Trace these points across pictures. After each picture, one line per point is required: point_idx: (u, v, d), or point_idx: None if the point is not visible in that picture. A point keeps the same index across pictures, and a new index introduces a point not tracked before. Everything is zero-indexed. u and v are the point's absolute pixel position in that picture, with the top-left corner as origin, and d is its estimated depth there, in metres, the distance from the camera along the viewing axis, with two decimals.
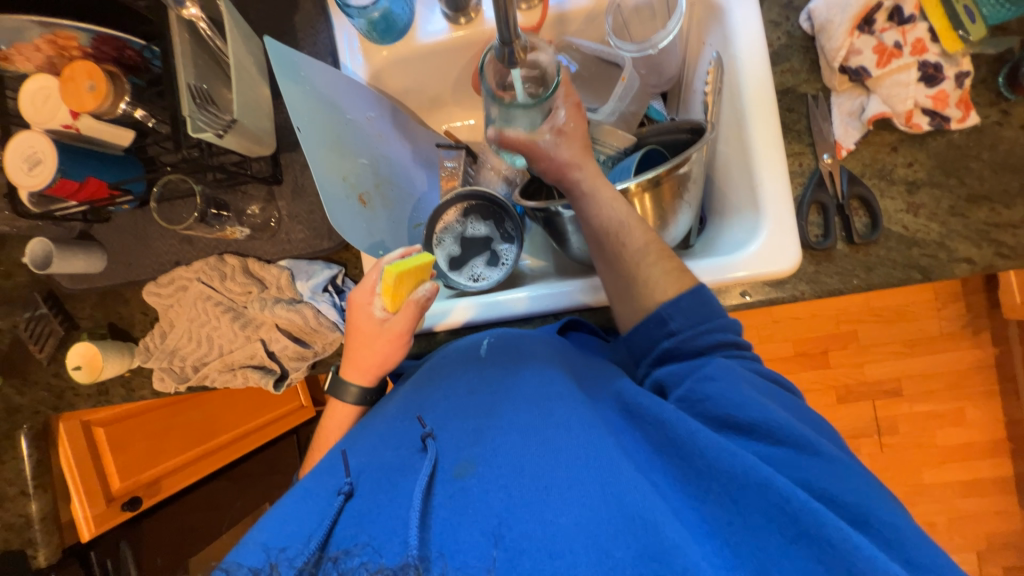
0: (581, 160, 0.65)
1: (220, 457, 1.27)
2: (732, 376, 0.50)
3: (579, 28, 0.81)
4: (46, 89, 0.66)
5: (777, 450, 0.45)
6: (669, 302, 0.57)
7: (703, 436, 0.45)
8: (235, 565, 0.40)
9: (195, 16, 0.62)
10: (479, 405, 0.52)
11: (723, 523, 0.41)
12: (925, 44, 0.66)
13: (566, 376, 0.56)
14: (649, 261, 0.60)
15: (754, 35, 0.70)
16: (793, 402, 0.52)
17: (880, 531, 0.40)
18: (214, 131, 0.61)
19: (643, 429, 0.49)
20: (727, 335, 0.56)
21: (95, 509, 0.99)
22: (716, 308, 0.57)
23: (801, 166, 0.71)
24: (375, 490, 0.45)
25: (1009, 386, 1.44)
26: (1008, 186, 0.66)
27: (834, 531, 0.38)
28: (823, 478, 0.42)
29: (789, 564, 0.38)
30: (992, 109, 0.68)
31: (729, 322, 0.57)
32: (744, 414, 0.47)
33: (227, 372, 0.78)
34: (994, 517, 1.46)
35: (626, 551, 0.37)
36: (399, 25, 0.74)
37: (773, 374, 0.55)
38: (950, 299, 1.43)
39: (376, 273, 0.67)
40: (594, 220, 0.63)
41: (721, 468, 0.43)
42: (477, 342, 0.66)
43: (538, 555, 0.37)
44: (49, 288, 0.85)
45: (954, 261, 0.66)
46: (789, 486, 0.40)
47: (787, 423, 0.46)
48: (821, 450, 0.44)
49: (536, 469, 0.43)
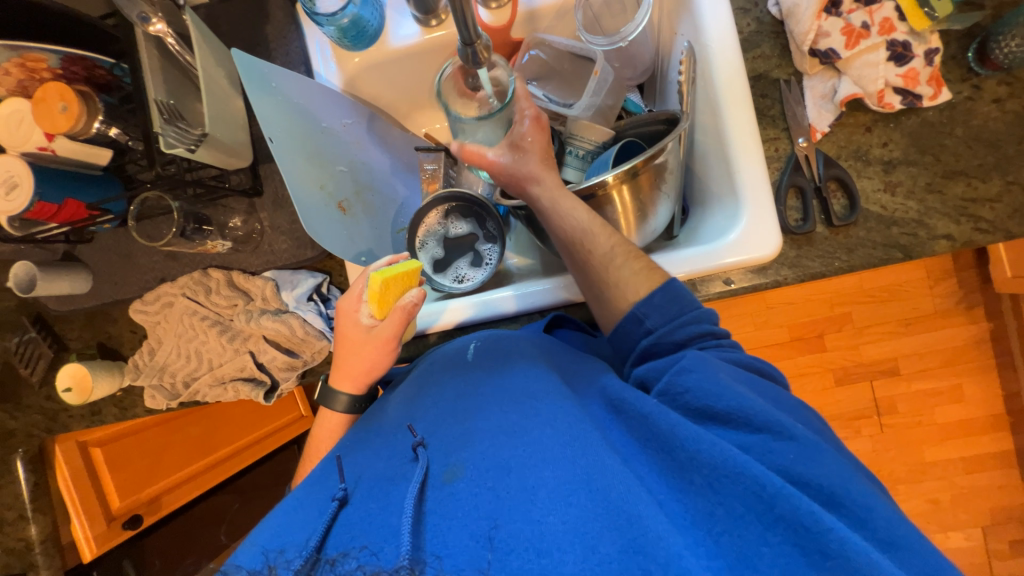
0: (541, 174, 0.66)
1: (219, 472, 1.27)
2: (710, 367, 0.50)
3: (551, 24, 0.81)
4: (19, 113, 0.66)
5: (755, 438, 0.45)
6: (641, 301, 0.58)
7: (684, 429, 0.45)
8: (233, 567, 0.41)
9: (162, 32, 0.62)
10: (465, 409, 0.53)
11: (704, 514, 0.41)
12: (893, 23, 0.66)
13: (552, 375, 0.56)
14: (618, 262, 0.60)
15: (724, 23, 0.70)
16: (773, 389, 0.52)
17: (852, 511, 0.40)
18: (185, 147, 0.61)
19: (628, 425, 0.49)
20: (703, 326, 0.56)
21: (96, 529, 1.00)
22: (687, 300, 0.57)
23: (778, 151, 0.71)
24: (369, 498, 0.45)
25: (1005, 360, 1.44)
26: (983, 160, 0.67)
27: (807, 515, 0.38)
28: (801, 463, 0.42)
29: (768, 552, 0.38)
30: (963, 84, 0.68)
31: (705, 312, 0.57)
32: (721, 403, 0.47)
33: (218, 386, 0.78)
34: (996, 491, 1.47)
35: (612, 545, 0.37)
36: (370, 30, 0.74)
37: (755, 363, 0.55)
38: (942, 276, 1.43)
39: (364, 280, 0.67)
40: (562, 223, 0.64)
41: (701, 459, 0.43)
42: (464, 346, 0.66)
43: (526, 555, 0.37)
44: (36, 311, 0.85)
45: (934, 238, 0.66)
46: (765, 473, 0.40)
47: (763, 411, 0.46)
48: (795, 434, 0.44)
49: (524, 470, 0.43)
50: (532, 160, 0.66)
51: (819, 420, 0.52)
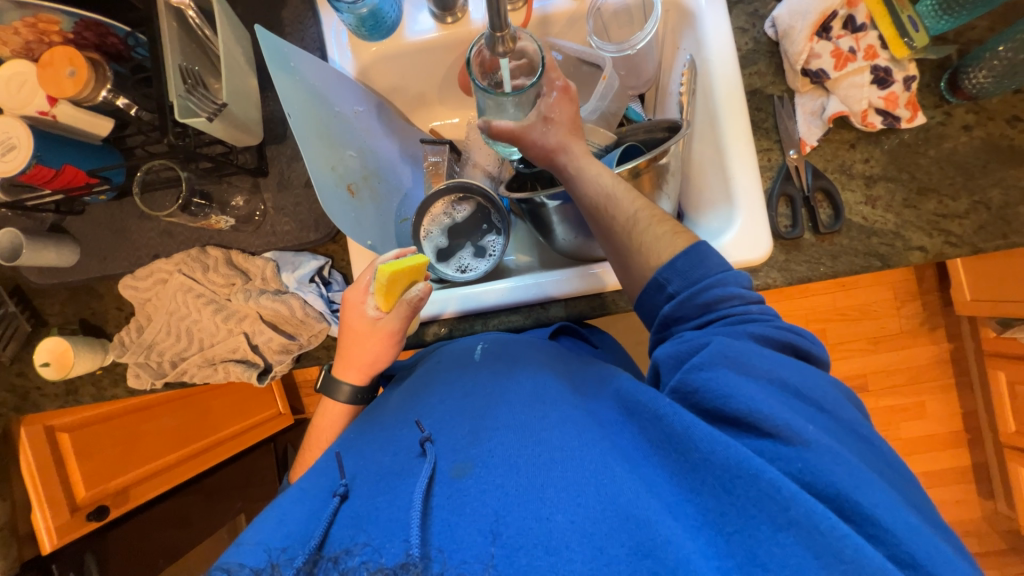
0: (569, 145, 0.67)
1: (193, 465, 1.22)
2: (739, 360, 0.47)
3: (562, 30, 0.85)
4: (22, 75, 0.64)
5: (764, 443, 0.42)
6: (664, 266, 0.57)
7: (699, 429, 0.43)
8: (237, 566, 0.40)
9: (184, 5, 0.62)
10: (478, 408, 0.52)
11: (716, 514, 0.40)
12: (876, 50, 0.73)
13: (560, 382, 0.56)
14: (642, 226, 0.60)
15: (725, 39, 0.75)
16: (808, 369, 0.49)
17: (861, 525, 0.38)
18: (206, 115, 0.61)
19: (642, 425, 0.49)
20: (731, 289, 0.54)
21: (59, 519, 0.94)
22: (712, 262, 0.56)
23: (770, 161, 0.76)
24: (373, 492, 0.45)
25: (962, 379, 1.54)
26: (953, 180, 0.72)
27: (823, 519, 0.37)
28: (809, 472, 0.40)
29: (779, 552, 0.37)
30: (936, 110, 0.74)
31: (733, 273, 0.56)
32: (732, 406, 0.44)
33: (208, 367, 0.76)
34: (955, 505, 1.57)
35: (621, 548, 0.38)
36: (387, 22, 0.76)
37: (783, 337, 0.52)
38: (908, 298, 1.52)
39: (370, 273, 0.68)
40: (588, 188, 0.64)
41: (714, 460, 0.41)
42: (471, 347, 0.66)
43: (535, 552, 0.37)
44: (16, 283, 0.82)
45: (909, 249, 0.72)
46: (780, 475, 0.39)
47: (775, 413, 0.42)
48: (809, 439, 0.41)
49: (533, 469, 0.43)
50: (555, 138, 0.67)
51: (850, 405, 0.49)
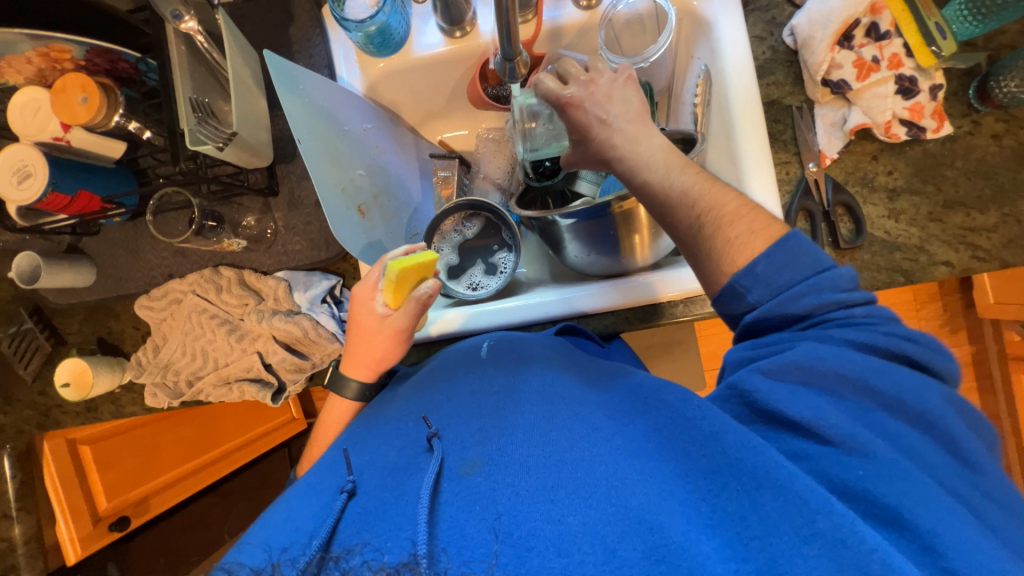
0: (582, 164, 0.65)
1: (208, 473, 1.25)
2: (810, 368, 0.44)
3: (572, 41, 0.83)
4: (36, 102, 0.65)
5: (819, 449, 0.41)
6: (743, 270, 0.49)
7: (732, 434, 0.42)
8: (236, 565, 0.40)
9: (193, 29, 0.63)
10: (486, 406, 0.51)
11: (735, 517, 0.38)
12: (901, 59, 0.70)
13: (570, 380, 0.55)
14: (720, 227, 0.51)
15: (741, 50, 0.73)
16: (905, 374, 0.44)
17: (916, 535, 0.35)
18: (215, 144, 0.62)
19: (657, 421, 0.48)
20: (825, 295, 0.48)
21: (82, 530, 0.97)
22: (801, 264, 0.48)
23: (788, 174, 0.74)
24: (380, 488, 0.45)
25: (984, 383, 1.50)
26: (981, 193, 0.70)
27: (851, 531, 0.35)
28: (869, 480, 0.37)
29: (802, 565, 0.34)
30: (964, 119, 0.71)
31: (830, 274, 0.49)
32: (795, 408, 0.42)
33: (223, 386, 0.77)
34: None
35: (633, 550, 0.36)
36: (395, 38, 0.75)
37: (890, 345, 0.46)
38: (927, 299, 1.48)
39: (380, 269, 0.67)
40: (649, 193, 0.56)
41: (743, 467, 0.40)
42: (477, 345, 0.65)
43: (547, 553, 0.36)
44: (35, 303, 0.83)
45: (934, 265, 0.69)
46: (810, 486, 0.37)
47: (840, 423, 0.40)
48: (871, 451, 0.39)
49: (543, 471, 0.42)
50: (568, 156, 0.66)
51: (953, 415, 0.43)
